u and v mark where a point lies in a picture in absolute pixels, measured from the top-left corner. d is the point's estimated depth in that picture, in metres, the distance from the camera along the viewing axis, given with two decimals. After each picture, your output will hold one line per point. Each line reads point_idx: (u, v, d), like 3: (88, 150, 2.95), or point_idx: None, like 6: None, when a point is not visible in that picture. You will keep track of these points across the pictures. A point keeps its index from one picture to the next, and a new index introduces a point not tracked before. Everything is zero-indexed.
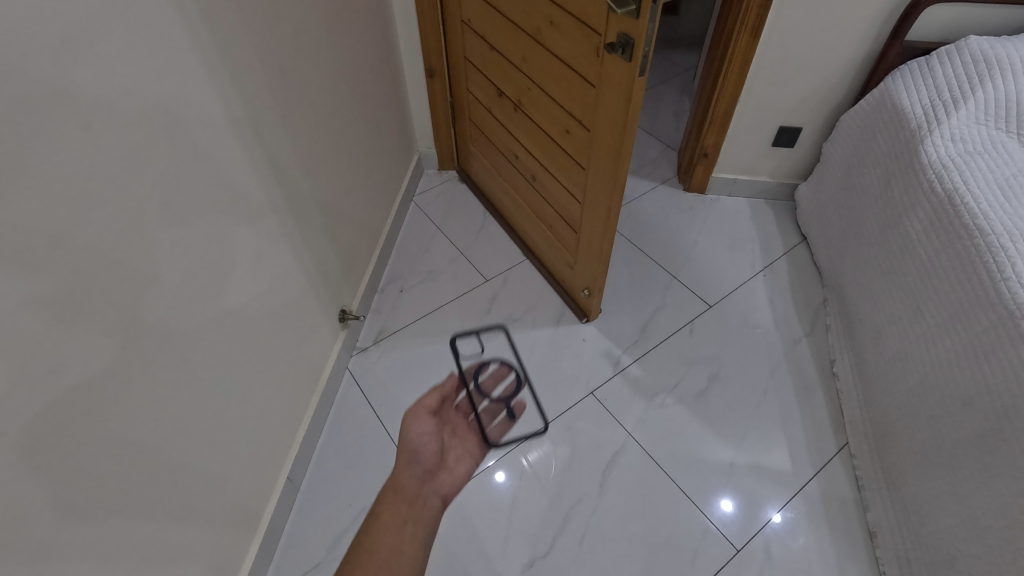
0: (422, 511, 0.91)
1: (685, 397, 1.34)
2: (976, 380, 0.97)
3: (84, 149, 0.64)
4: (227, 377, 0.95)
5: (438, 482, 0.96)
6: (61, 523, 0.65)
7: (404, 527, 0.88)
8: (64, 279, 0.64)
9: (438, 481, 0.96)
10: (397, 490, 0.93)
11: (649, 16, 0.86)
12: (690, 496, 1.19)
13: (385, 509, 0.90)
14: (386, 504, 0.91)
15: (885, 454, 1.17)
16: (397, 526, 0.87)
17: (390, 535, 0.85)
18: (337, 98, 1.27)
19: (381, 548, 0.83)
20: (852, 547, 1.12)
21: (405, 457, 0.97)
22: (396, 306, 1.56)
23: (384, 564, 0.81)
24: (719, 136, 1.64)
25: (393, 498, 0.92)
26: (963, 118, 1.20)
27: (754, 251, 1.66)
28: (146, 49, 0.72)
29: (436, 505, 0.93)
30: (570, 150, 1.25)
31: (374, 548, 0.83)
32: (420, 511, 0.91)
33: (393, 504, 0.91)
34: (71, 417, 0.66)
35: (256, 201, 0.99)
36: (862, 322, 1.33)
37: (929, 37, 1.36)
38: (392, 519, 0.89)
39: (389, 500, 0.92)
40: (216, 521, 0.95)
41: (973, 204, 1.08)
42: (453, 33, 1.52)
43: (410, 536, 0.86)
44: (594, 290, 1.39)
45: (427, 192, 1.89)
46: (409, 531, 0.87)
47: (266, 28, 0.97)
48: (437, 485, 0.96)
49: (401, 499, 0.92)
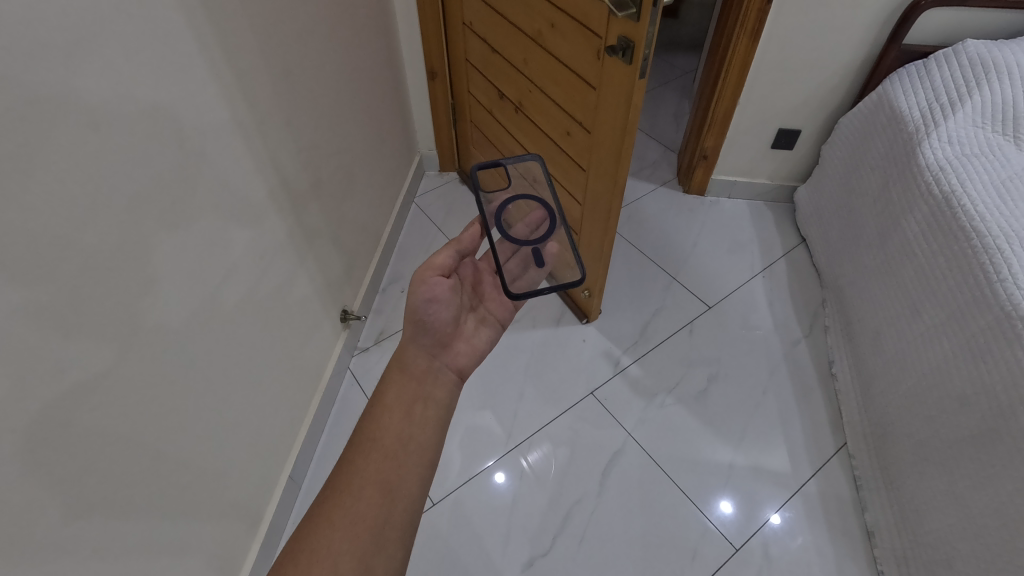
0: (434, 390, 0.75)
1: (685, 398, 1.35)
2: (974, 379, 0.98)
3: (91, 152, 0.65)
4: (230, 377, 0.96)
5: (451, 354, 0.81)
6: (66, 522, 0.66)
7: (414, 408, 0.72)
8: (69, 280, 0.64)
9: (453, 353, 0.81)
10: (403, 367, 0.75)
11: (649, 19, 0.86)
12: (690, 496, 1.20)
13: (391, 387, 0.73)
14: (388, 381, 0.74)
15: (883, 454, 1.18)
16: (406, 408, 0.71)
17: (395, 419, 0.70)
18: (340, 99, 1.28)
19: (386, 436, 0.68)
20: (851, 547, 1.12)
21: (412, 327, 0.79)
22: (397, 307, 1.57)
23: (392, 453, 0.67)
24: (719, 138, 1.65)
25: (398, 377, 0.74)
26: (960, 121, 1.21)
27: (753, 253, 1.67)
28: (151, 53, 0.73)
29: (451, 379, 0.78)
30: (571, 152, 1.26)
31: (379, 435, 0.68)
32: (432, 389, 0.75)
33: (400, 381, 0.74)
34: (75, 417, 0.66)
35: (259, 202, 1.00)
36: (861, 323, 1.34)
37: (927, 41, 1.37)
38: (399, 399, 0.72)
39: (393, 377, 0.74)
40: (218, 520, 0.96)
41: (970, 205, 1.09)
42: (455, 36, 1.53)
43: (422, 419, 0.71)
44: (594, 291, 1.40)
45: (428, 194, 1.90)
46: (420, 413, 0.71)
47: (270, 30, 0.98)
48: (451, 357, 0.80)
49: (409, 378, 0.75)
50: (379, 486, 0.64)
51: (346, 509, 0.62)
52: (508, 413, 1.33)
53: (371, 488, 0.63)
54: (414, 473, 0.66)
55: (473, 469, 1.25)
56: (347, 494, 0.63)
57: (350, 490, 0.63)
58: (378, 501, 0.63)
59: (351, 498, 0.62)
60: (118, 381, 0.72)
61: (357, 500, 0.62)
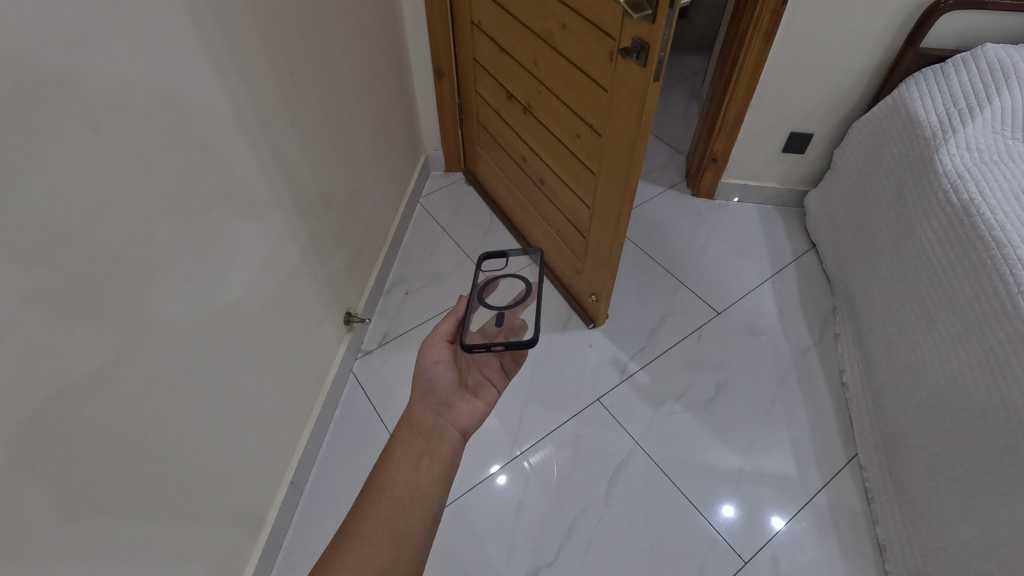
0: (441, 446, 0.74)
1: (693, 405, 1.33)
2: (991, 394, 0.96)
3: (94, 152, 0.64)
4: (231, 381, 0.94)
5: (455, 414, 0.79)
6: (59, 527, 0.64)
7: (421, 461, 0.71)
8: (70, 275, 0.63)
9: (457, 412, 0.79)
10: (410, 424, 0.74)
11: (666, 21, 0.84)
12: (696, 504, 1.18)
13: (397, 441, 0.73)
14: (392, 438, 0.73)
15: (896, 467, 1.16)
16: (413, 460, 0.70)
17: (403, 471, 0.69)
18: (345, 97, 1.26)
19: (395, 486, 0.67)
20: (862, 561, 1.10)
21: (417, 388, 0.79)
22: (401, 308, 1.55)
23: (401, 500, 0.66)
24: (729, 142, 1.63)
25: (406, 432, 0.73)
26: (978, 127, 1.19)
27: (763, 258, 1.65)
28: (156, 51, 0.71)
29: (457, 438, 0.77)
30: (580, 155, 1.24)
31: (390, 484, 0.67)
32: (437, 445, 0.73)
33: (407, 436, 0.73)
34: (76, 422, 0.65)
35: (262, 202, 0.98)
36: (873, 332, 1.32)
37: (944, 44, 1.35)
38: (407, 452, 0.71)
39: (398, 434, 0.73)
40: (218, 526, 0.94)
41: (990, 214, 1.06)
42: (463, 35, 1.51)
43: (428, 471, 0.70)
44: (603, 297, 1.38)
45: (434, 194, 1.88)
46: (427, 466, 0.70)
47: (275, 25, 0.96)
48: (454, 416, 0.78)
49: (416, 433, 0.73)
50: (388, 533, 0.63)
51: (355, 553, 0.61)
52: (513, 418, 1.32)
53: (380, 535, 0.63)
54: (421, 523, 0.65)
55: (476, 476, 1.23)
56: (358, 539, 0.62)
57: (361, 534, 0.63)
58: (385, 548, 0.62)
59: (360, 542, 0.62)
60: (119, 383, 0.70)
61: (367, 545, 0.62)
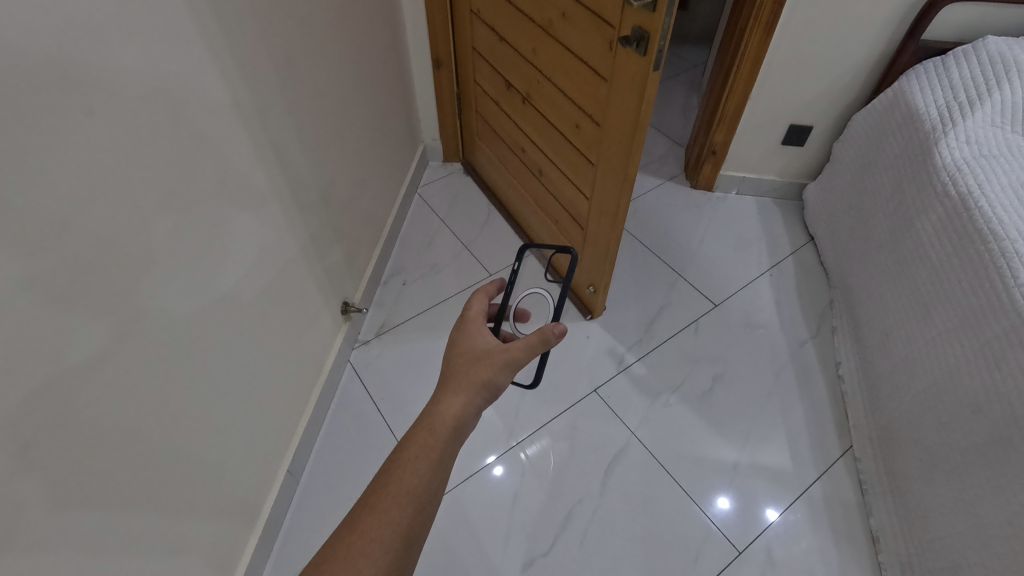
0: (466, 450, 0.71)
1: (689, 397, 1.33)
2: (986, 387, 0.96)
3: (92, 140, 0.63)
4: (227, 371, 0.94)
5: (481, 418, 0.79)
6: (55, 516, 0.64)
7: (449, 465, 0.68)
8: (63, 266, 0.62)
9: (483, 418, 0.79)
10: (454, 423, 0.70)
11: (666, 10, 0.84)
12: (691, 495, 1.19)
13: (433, 438, 0.68)
14: (433, 433, 0.68)
15: (891, 458, 1.17)
16: (444, 464, 0.67)
17: (431, 472, 0.65)
18: (343, 85, 1.25)
19: (420, 488, 0.64)
20: (853, 550, 1.12)
21: (481, 394, 0.73)
22: (399, 298, 1.55)
23: (421, 505, 0.63)
24: (729, 134, 1.62)
25: (446, 432, 0.68)
26: (977, 120, 1.19)
27: (760, 251, 1.64)
28: (154, 39, 0.71)
29: None
30: (579, 145, 1.23)
31: (414, 484, 0.64)
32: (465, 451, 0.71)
33: (445, 434, 0.68)
34: (72, 414, 0.65)
35: (260, 190, 0.98)
36: (870, 324, 1.32)
37: (946, 37, 1.34)
38: (441, 455, 0.67)
39: (439, 430, 0.68)
40: (215, 515, 0.94)
41: (987, 208, 1.06)
42: (462, 24, 1.50)
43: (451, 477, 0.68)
44: (600, 288, 1.38)
45: (432, 184, 1.87)
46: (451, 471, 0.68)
47: (273, 11, 0.95)
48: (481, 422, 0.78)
49: (455, 434, 0.69)
50: (403, 539, 0.61)
51: (369, 558, 0.59)
52: (512, 409, 1.32)
53: (396, 540, 0.61)
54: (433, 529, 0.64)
55: (473, 466, 1.23)
56: (372, 540, 0.60)
57: (377, 536, 0.60)
58: (397, 553, 0.60)
59: (376, 547, 0.60)
60: (113, 369, 0.70)
61: (382, 550, 0.60)
